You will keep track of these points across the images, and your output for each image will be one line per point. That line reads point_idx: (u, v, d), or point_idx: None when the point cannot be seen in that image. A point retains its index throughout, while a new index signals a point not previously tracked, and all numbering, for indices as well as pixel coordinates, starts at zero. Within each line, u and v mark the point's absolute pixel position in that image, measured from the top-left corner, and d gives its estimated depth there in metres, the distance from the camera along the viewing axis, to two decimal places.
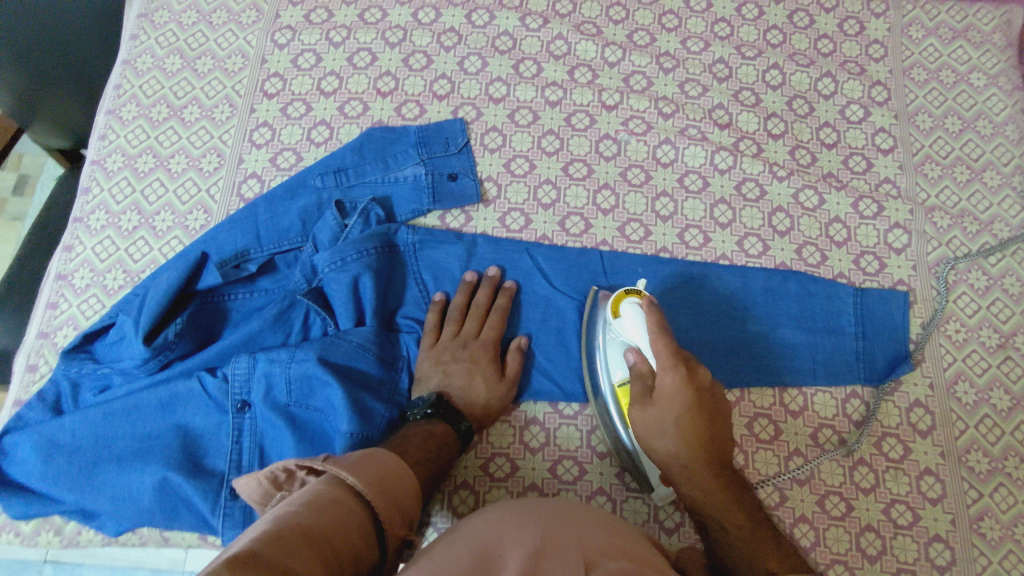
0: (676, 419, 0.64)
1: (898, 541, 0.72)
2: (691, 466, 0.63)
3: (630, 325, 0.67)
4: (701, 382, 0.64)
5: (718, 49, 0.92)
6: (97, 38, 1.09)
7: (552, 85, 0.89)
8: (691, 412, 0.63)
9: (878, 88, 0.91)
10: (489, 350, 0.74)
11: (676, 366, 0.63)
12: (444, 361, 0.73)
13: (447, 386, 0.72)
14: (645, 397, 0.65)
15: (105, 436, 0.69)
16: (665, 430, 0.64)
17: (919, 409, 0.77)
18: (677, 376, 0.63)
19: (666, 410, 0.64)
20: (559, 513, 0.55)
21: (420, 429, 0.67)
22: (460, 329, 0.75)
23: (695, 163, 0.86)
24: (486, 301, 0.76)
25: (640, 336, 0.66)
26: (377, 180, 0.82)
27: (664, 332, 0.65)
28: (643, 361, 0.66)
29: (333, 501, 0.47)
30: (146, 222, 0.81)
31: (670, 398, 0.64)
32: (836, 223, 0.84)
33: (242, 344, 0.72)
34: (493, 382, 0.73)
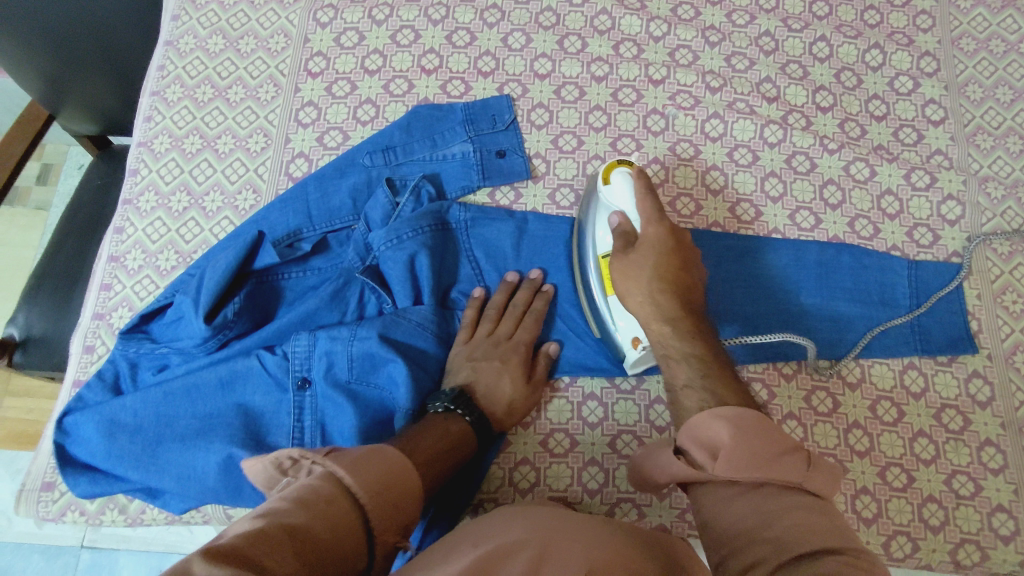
0: (657, 256, 0.66)
1: (960, 511, 0.72)
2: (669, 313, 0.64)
3: (619, 192, 0.70)
4: (682, 240, 0.68)
5: (764, 22, 0.91)
6: (133, 29, 1.08)
7: (597, 60, 0.88)
8: (671, 253, 0.67)
9: (927, 59, 0.90)
10: (522, 351, 0.72)
11: (662, 218, 0.68)
12: (474, 358, 0.72)
13: (474, 380, 0.70)
14: (627, 243, 0.68)
15: (167, 415, 0.69)
16: (644, 273, 0.66)
17: (978, 380, 0.76)
18: (663, 226, 0.67)
19: (650, 251, 0.67)
20: (565, 526, 0.52)
21: (438, 424, 0.64)
22: (495, 328, 0.74)
23: (744, 137, 0.85)
24: (524, 304, 0.75)
25: (627, 200, 0.70)
26: (426, 158, 0.81)
27: (648, 194, 0.69)
28: (627, 221, 0.69)
29: (324, 499, 0.45)
30: (196, 203, 0.80)
31: (654, 244, 0.67)
32: (888, 195, 0.83)
33: (300, 322, 0.72)
34: (522, 383, 0.71)
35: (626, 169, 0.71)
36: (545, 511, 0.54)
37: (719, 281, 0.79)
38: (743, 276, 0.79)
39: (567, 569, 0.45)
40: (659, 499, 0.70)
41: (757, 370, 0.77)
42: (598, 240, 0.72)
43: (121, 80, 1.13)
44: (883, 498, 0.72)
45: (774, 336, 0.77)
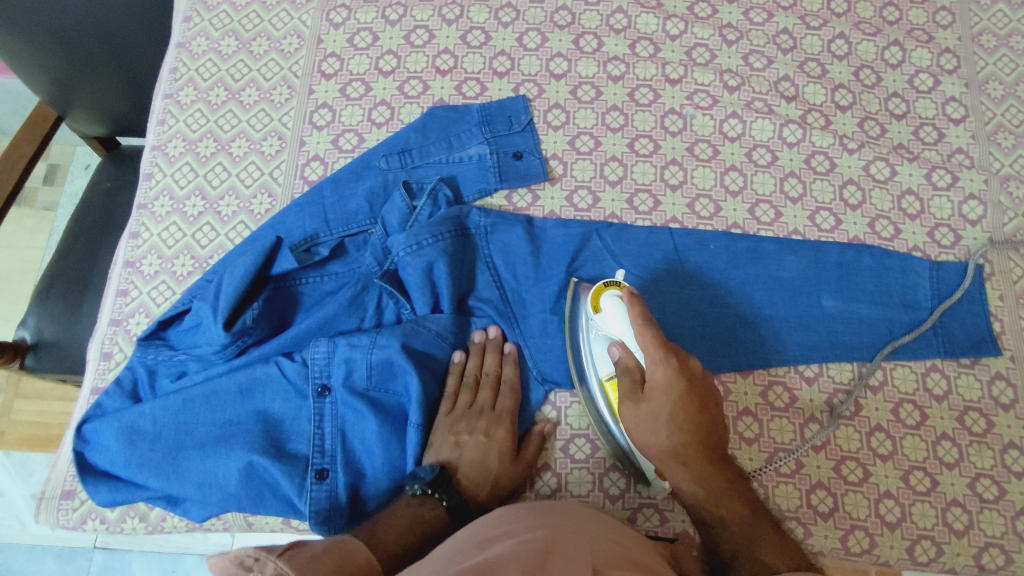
0: (671, 407, 0.62)
1: (984, 515, 0.71)
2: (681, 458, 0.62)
3: (612, 319, 0.66)
4: (694, 373, 0.63)
5: (782, 20, 0.90)
6: (144, 33, 1.07)
7: (614, 60, 0.87)
8: (686, 398, 0.62)
9: (947, 56, 0.89)
10: (502, 424, 0.70)
11: (669, 356, 0.62)
12: (455, 431, 0.69)
13: (456, 457, 0.68)
14: (633, 392, 0.64)
15: (186, 423, 0.68)
16: (658, 421, 0.62)
17: (1001, 382, 0.76)
18: (668, 367, 0.62)
19: (660, 400, 0.62)
20: (569, 525, 0.53)
21: (409, 513, 0.62)
22: (475, 397, 0.71)
23: (763, 137, 0.84)
24: (496, 370, 0.72)
25: (624, 330, 0.65)
26: (442, 161, 0.81)
27: (643, 325, 0.64)
28: (629, 355, 0.65)
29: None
30: (211, 208, 0.80)
31: (663, 389, 0.62)
32: (909, 194, 0.83)
33: (319, 328, 0.72)
34: (505, 459, 0.68)
35: (614, 293, 0.67)
36: (540, 515, 0.54)
37: (739, 283, 0.78)
38: (763, 278, 0.79)
39: (574, 563, 0.45)
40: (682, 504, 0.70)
41: (777, 373, 0.76)
42: (599, 362, 0.69)
43: (131, 81, 1.12)
44: (906, 501, 0.72)
45: (795, 339, 0.77)
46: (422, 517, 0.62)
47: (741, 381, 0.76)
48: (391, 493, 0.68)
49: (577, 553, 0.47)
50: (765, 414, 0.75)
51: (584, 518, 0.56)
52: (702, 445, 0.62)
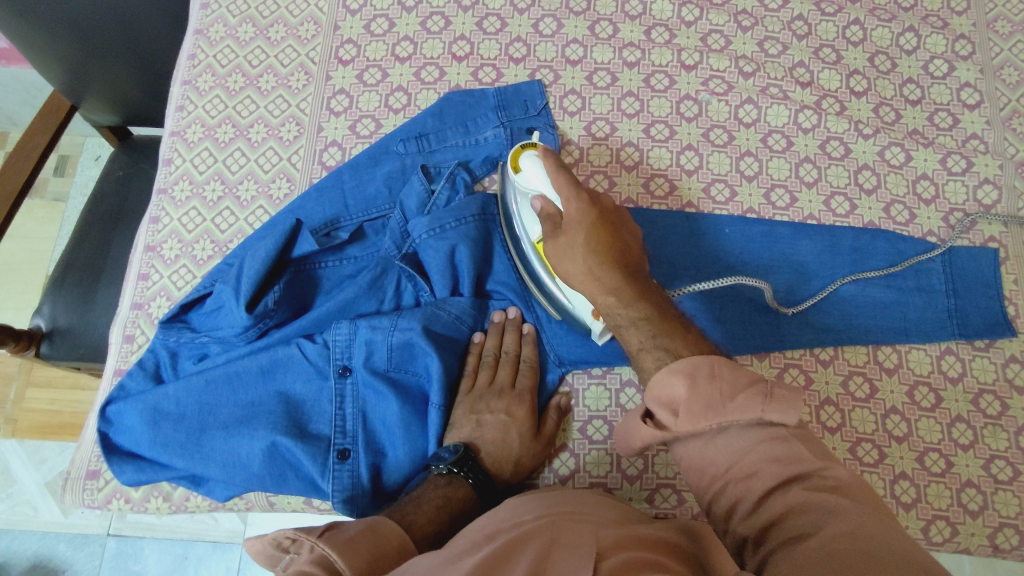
0: (588, 238, 0.61)
1: (999, 496, 0.72)
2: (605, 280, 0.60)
3: (532, 174, 0.68)
4: (605, 204, 0.63)
5: (797, 6, 0.90)
6: (158, 21, 1.07)
7: (629, 46, 0.87)
8: (598, 225, 0.61)
9: (961, 42, 0.89)
10: (524, 403, 0.70)
11: (578, 189, 0.62)
12: (477, 410, 0.70)
13: (479, 437, 0.68)
14: (557, 233, 0.63)
15: (209, 403, 0.69)
16: (579, 255, 0.61)
17: (1016, 365, 0.76)
18: (581, 199, 0.61)
19: (578, 234, 0.61)
20: (577, 511, 0.53)
21: (439, 492, 0.64)
22: (494, 375, 0.72)
23: (778, 123, 0.85)
24: (516, 349, 0.73)
25: (542, 181, 0.67)
26: (459, 145, 0.81)
27: (560, 164, 0.63)
28: (549, 204, 0.65)
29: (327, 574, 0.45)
30: (230, 192, 0.81)
31: (578, 222, 0.61)
32: (923, 180, 0.83)
33: (339, 310, 0.72)
34: (528, 438, 0.69)
35: (530, 153, 0.70)
36: (547, 502, 0.54)
37: (755, 267, 0.79)
38: (778, 262, 0.79)
39: (579, 549, 0.45)
40: None
41: (793, 356, 0.77)
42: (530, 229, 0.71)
43: (144, 70, 1.12)
44: (922, 483, 0.72)
45: (811, 322, 0.77)
46: (450, 499, 0.63)
47: (758, 364, 0.77)
48: (412, 472, 0.69)
49: (583, 538, 0.47)
50: None
51: (593, 505, 0.56)
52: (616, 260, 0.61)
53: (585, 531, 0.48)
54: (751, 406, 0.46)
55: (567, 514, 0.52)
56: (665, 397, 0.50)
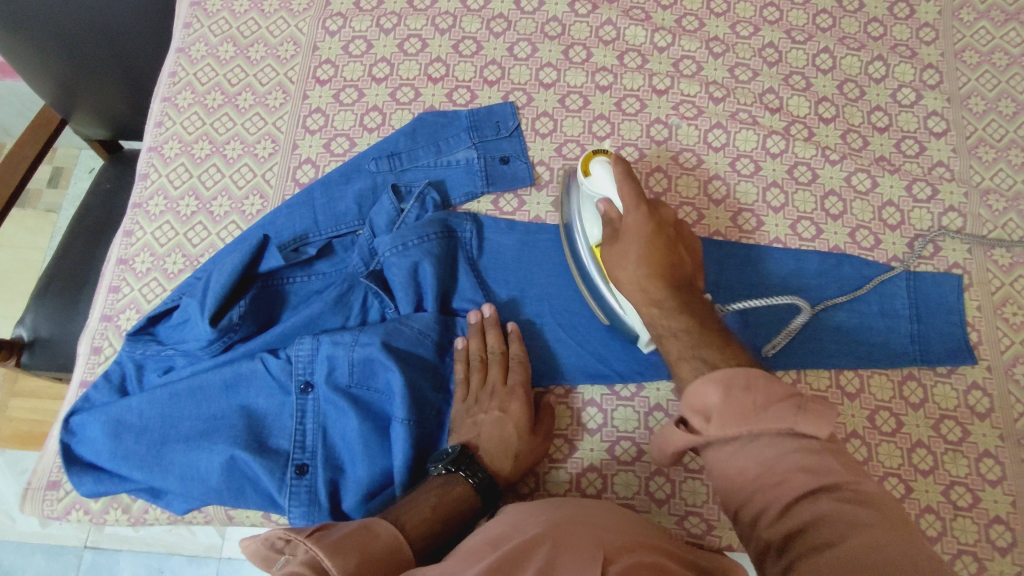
0: (642, 243, 0.65)
1: (958, 523, 0.72)
2: (653, 292, 0.64)
3: (600, 181, 0.69)
4: (667, 220, 0.67)
5: (768, 34, 0.92)
6: (146, 36, 1.08)
7: (602, 70, 0.89)
8: (654, 239, 0.65)
9: (929, 72, 0.90)
10: (518, 397, 0.70)
11: (640, 204, 0.66)
12: (471, 412, 0.70)
13: (476, 436, 0.69)
14: (613, 237, 0.67)
15: (173, 416, 0.70)
16: (631, 259, 0.65)
17: (977, 392, 0.76)
18: (643, 211, 0.66)
19: (636, 235, 0.65)
20: (576, 517, 0.54)
21: (432, 493, 0.63)
22: (486, 376, 0.72)
23: (747, 148, 0.86)
24: (502, 347, 0.73)
25: (608, 187, 0.68)
26: (431, 164, 0.82)
27: (630, 176, 0.67)
28: (613, 208, 0.68)
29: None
30: (203, 208, 0.82)
31: (635, 230, 0.66)
32: (889, 206, 0.84)
33: (304, 326, 0.73)
34: (525, 430, 0.69)
35: (602, 157, 0.70)
36: (545, 511, 0.55)
37: (722, 288, 0.80)
38: (744, 284, 0.80)
39: (581, 555, 0.46)
40: (657, 505, 0.71)
41: None
42: (586, 231, 0.71)
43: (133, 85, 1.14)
44: None
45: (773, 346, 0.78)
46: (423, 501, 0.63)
47: None
48: (371, 489, 0.68)
49: (584, 543, 0.48)
50: None
51: (598, 514, 0.56)
52: (666, 281, 0.65)
53: (590, 533, 0.50)
54: (784, 418, 0.49)
55: (564, 521, 0.52)
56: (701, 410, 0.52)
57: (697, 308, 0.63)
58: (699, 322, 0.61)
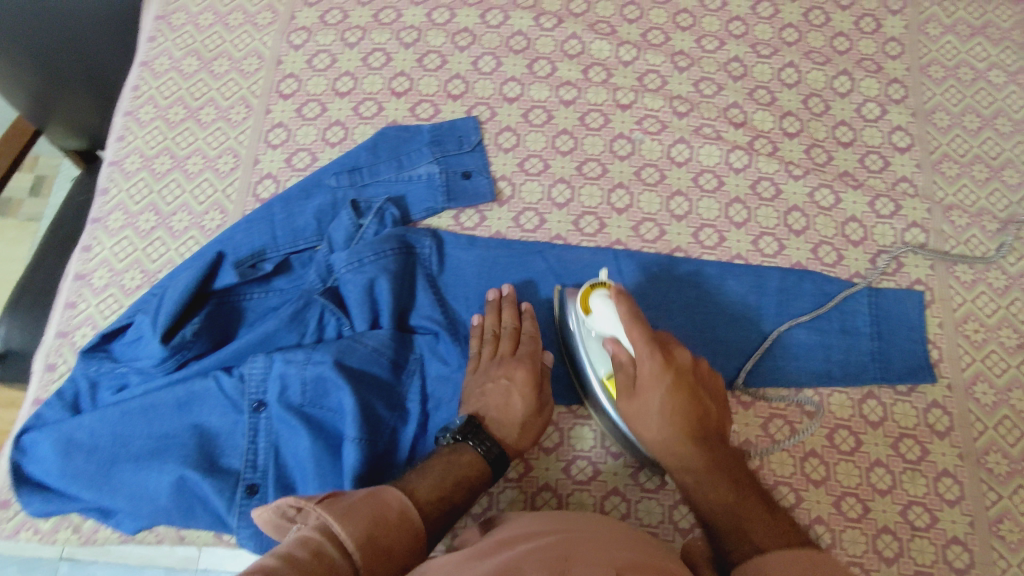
0: (661, 399, 0.64)
1: (915, 543, 0.71)
2: (673, 447, 0.64)
3: (602, 318, 0.67)
4: (684, 366, 0.66)
5: (734, 48, 0.91)
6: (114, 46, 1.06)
7: (566, 84, 0.88)
8: (675, 392, 0.64)
9: (895, 86, 0.90)
10: (524, 368, 0.72)
11: (655, 351, 0.64)
12: (478, 383, 0.71)
13: (483, 405, 0.70)
14: (628, 387, 0.66)
15: (123, 435, 0.69)
16: (650, 416, 0.65)
17: (937, 410, 0.76)
18: (659, 361, 0.64)
19: (653, 391, 0.65)
20: (578, 529, 0.55)
21: (443, 460, 0.64)
22: (495, 349, 0.73)
23: (710, 163, 0.85)
24: (513, 322, 0.74)
25: (616, 327, 0.66)
26: (392, 179, 0.82)
27: (639, 319, 0.65)
28: (622, 350, 0.66)
29: (323, 547, 0.48)
30: (163, 223, 0.81)
31: (651, 381, 0.64)
32: (852, 222, 0.84)
33: (258, 343, 0.73)
34: (531, 399, 0.70)
35: (605, 293, 0.68)
36: (554, 522, 0.56)
37: (683, 305, 0.79)
38: (705, 301, 0.79)
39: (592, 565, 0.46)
40: None
41: None
42: (597, 362, 0.70)
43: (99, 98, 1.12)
44: (838, 528, 0.72)
45: (733, 363, 0.77)
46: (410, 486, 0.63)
47: None
48: None
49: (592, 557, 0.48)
50: None
51: (601, 526, 0.57)
52: (693, 433, 0.64)
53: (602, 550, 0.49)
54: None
55: (567, 533, 0.54)
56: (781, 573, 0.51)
57: (732, 471, 0.63)
58: (736, 484, 0.62)
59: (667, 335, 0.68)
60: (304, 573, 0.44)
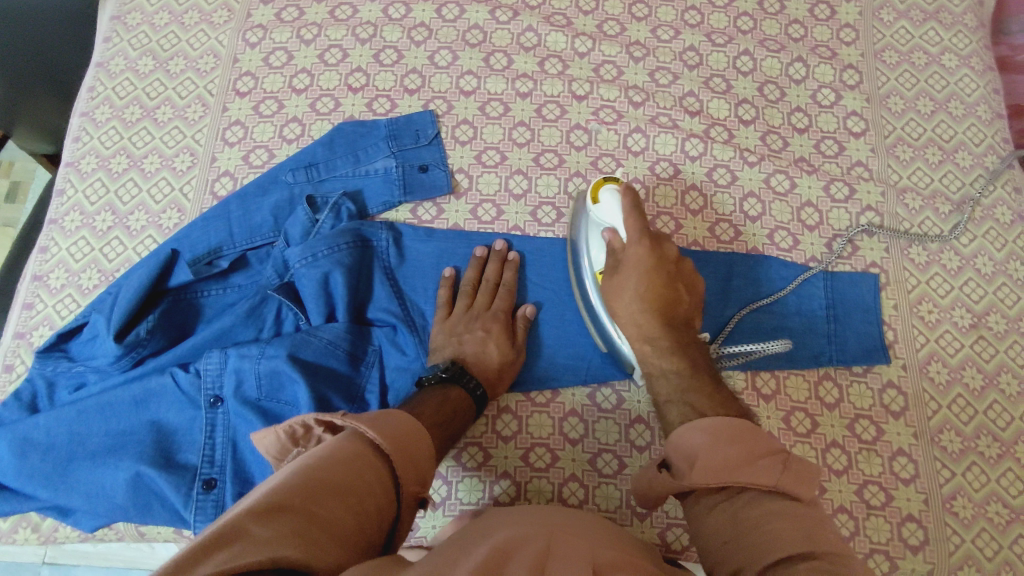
0: (639, 281, 0.68)
1: (870, 522, 0.72)
2: (645, 335, 0.68)
3: (608, 209, 0.71)
4: (669, 257, 0.70)
5: (689, 37, 0.92)
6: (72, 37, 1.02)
7: (522, 76, 0.89)
8: (653, 274, 0.68)
9: (849, 72, 0.91)
10: (500, 321, 0.75)
11: (644, 239, 0.69)
12: (456, 333, 0.75)
13: (461, 354, 0.73)
14: (613, 269, 0.70)
15: (79, 433, 0.70)
16: (626, 297, 0.69)
17: (892, 390, 0.77)
18: (645, 246, 0.69)
19: (633, 273, 0.69)
20: (566, 526, 0.54)
21: (435, 395, 0.67)
22: (472, 302, 0.77)
23: (666, 151, 0.86)
24: (494, 276, 0.78)
25: (616, 216, 0.70)
26: (349, 174, 0.82)
27: (638, 211, 0.70)
28: (617, 237, 0.70)
29: (352, 455, 0.49)
30: (120, 222, 0.81)
31: (635, 264, 0.69)
32: (808, 207, 0.84)
33: (215, 339, 0.73)
34: (506, 348, 0.74)
35: (613, 187, 0.72)
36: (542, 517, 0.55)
37: None
38: None
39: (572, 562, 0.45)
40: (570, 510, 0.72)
41: None
42: (592, 257, 0.73)
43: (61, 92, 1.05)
44: None
45: None
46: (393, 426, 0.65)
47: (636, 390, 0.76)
48: None
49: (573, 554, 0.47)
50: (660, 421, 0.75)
51: (588, 524, 0.56)
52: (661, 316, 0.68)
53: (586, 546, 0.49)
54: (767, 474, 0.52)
55: (552, 527, 0.53)
56: (687, 454, 0.56)
57: (691, 361, 0.66)
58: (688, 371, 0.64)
59: (664, 235, 0.72)
60: (344, 470, 0.47)
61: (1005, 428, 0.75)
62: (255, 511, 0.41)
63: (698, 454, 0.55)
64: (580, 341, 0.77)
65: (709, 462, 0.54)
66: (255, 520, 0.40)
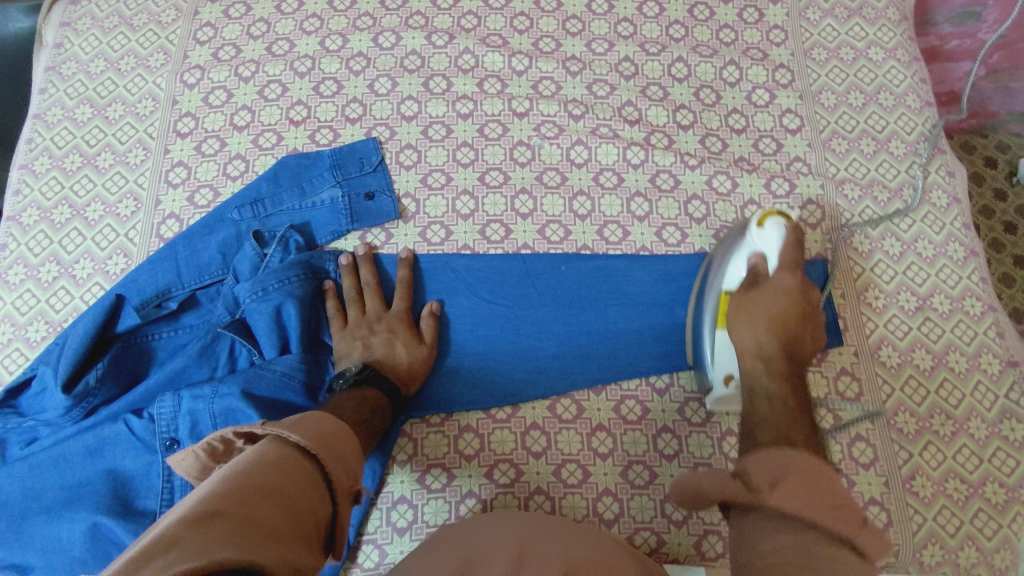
0: (773, 301, 0.67)
1: None
2: (764, 352, 0.65)
3: (767, 238, 0.70)
4: (809, 300, 0.68)
5: (622, 49, 0.94)
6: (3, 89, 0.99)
7: (462, 98, 0.90)
8: (788, 301, 0.67)
9: (781, 71, 0.93)
10: (402, 320, 0.77)
11: (792, 270, 0.68)
12: (359, 336, 0.75)
13: (371, 355, 0.74)
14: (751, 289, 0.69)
15: (33, 489, 0.68)
16: (757, 313, 0.67)
17: (846, 377, 0.78)
18: (795, 275, 0.68)
19: (773, 295, 0.67)
20: (517, 523, 0.60)
21: (354, 392, 0.68)
22: (362, 308, 0.78)
23: (608, 161, 0.87)
24: (370, 277, 0.79)
25: (772, 247, 0.69)
26: (295, 207, 0.83)
27: (796, 246, 0.69)
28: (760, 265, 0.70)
29: (276, 458, 0.48)
30: (65, 272, 0.81)
31: (776, 287, 0.68)
32: (751, 205, 0.86)
33: (168, 382, 0.73)
34: (413, 344, 0.75)
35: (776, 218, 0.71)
36: (490, 518, 0.62)
37: (591, 299, 0.80)
38: (615, 294, 0.80)
39: (550, 547, 0.55)
40: None
41: (630, 387, 0.77)
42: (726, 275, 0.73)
43: None
44: None
45: (646, 351, 0.78)
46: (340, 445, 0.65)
47: (595, 398, 0.77)
48: None
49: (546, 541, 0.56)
50: (619, 427, 0.75)
51: (512, 523, 0.60)
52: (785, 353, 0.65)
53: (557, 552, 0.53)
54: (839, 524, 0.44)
55: (510, 523, 0.60)
56: (774, 470, 0.49)
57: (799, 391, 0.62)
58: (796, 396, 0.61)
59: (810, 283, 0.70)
60: (271, 470, 0.46)
61: (957, 405, 0.77)
62: (184, 521, 0.39)
63: (783, 475, 0.48)
64: (536, 353, 0.78)
65: (795, 486, 0.47)
66: (184, 530, 0.39)
